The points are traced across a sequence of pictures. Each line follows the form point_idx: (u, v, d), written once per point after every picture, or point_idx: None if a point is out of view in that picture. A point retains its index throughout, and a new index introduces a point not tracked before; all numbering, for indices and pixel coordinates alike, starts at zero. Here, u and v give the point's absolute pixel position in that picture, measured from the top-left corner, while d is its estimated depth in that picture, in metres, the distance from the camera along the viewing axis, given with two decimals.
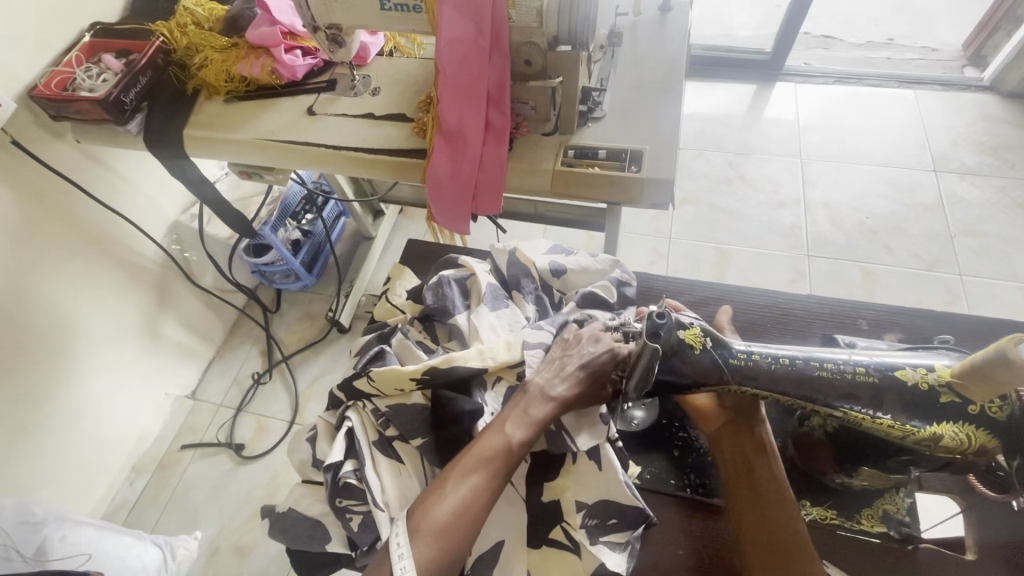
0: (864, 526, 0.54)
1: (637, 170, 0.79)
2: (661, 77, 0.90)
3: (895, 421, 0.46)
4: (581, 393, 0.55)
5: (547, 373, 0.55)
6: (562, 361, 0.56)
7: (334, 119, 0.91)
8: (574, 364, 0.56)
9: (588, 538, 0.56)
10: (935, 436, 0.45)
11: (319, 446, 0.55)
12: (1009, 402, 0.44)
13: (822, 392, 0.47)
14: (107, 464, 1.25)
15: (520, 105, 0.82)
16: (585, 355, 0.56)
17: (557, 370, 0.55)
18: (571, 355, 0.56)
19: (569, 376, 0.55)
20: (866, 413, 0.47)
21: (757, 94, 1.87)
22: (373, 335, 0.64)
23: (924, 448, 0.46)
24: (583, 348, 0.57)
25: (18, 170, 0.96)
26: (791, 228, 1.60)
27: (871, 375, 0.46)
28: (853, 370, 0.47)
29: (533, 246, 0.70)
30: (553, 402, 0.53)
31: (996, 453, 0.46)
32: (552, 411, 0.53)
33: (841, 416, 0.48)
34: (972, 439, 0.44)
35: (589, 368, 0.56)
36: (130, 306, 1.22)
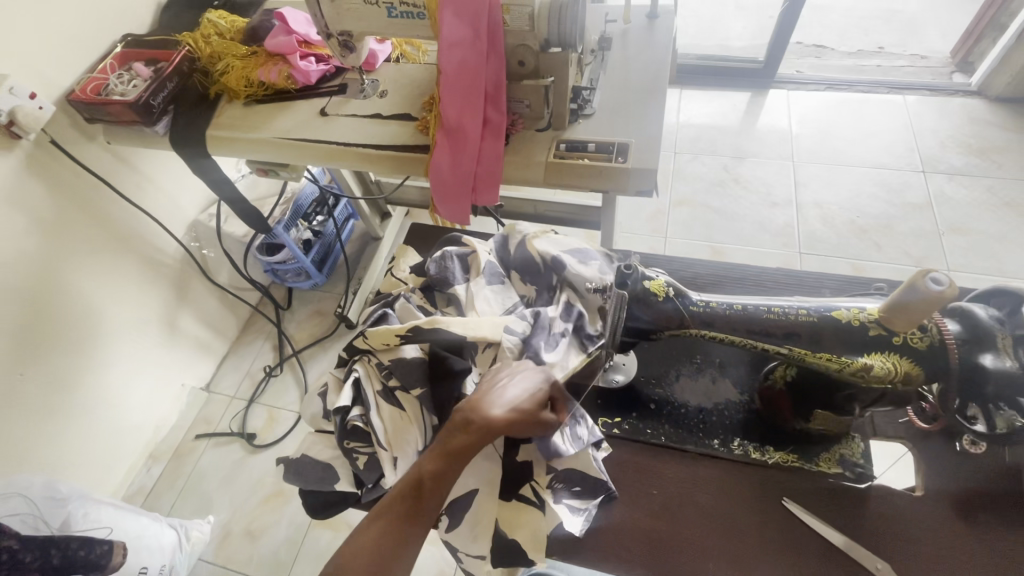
0: (822, 468, 0.58)
1: (624, 161, 0.86)
2: (649, 78, 0.97)
3: (832, 354, 0.52)
4: (509, 420, 0.52)
5: (472, 401, 0.53)
6: (491, 388, 0.54)
7: (346, 119, 0.98)
8: (502, 392, 0.54)
9: (552, 497, 0.57)
10: (866, 365, 0.50)
11: (328, 397, 0.61)
12: (929, 333, 0.49)
13: (770, 332, 0.53)
14: (127, 450, 1.32)
15: (516, 104, 0.89)
16: (517, 383, 0.55)
17: (483, 397, 0.53)
18: (502, 379, 0.55)
19: (494, 403, 0.53)
20: (807, 349, 0.53)
21: (751, 101, 1.93)
22: (378, 304, 0.70)
23: (858, 378, 0.52)
24: (517, 373, 0.56)
25: (55, 168, 1.04)
26: (784, 227, 1.65)
27: (812, 316, 0.52)
28: (797, 312, 0.53)
29: (552, 237, 0.71)
30: (473, 431, 0.51)
31: (923, 383, 0.51)
32: (472, 442, 0.51)
33: (786, 354, 0.54)
34: (898, 368, 0.50)
35: (519, 394, 0.54)
36: (150, 298, 1.29)
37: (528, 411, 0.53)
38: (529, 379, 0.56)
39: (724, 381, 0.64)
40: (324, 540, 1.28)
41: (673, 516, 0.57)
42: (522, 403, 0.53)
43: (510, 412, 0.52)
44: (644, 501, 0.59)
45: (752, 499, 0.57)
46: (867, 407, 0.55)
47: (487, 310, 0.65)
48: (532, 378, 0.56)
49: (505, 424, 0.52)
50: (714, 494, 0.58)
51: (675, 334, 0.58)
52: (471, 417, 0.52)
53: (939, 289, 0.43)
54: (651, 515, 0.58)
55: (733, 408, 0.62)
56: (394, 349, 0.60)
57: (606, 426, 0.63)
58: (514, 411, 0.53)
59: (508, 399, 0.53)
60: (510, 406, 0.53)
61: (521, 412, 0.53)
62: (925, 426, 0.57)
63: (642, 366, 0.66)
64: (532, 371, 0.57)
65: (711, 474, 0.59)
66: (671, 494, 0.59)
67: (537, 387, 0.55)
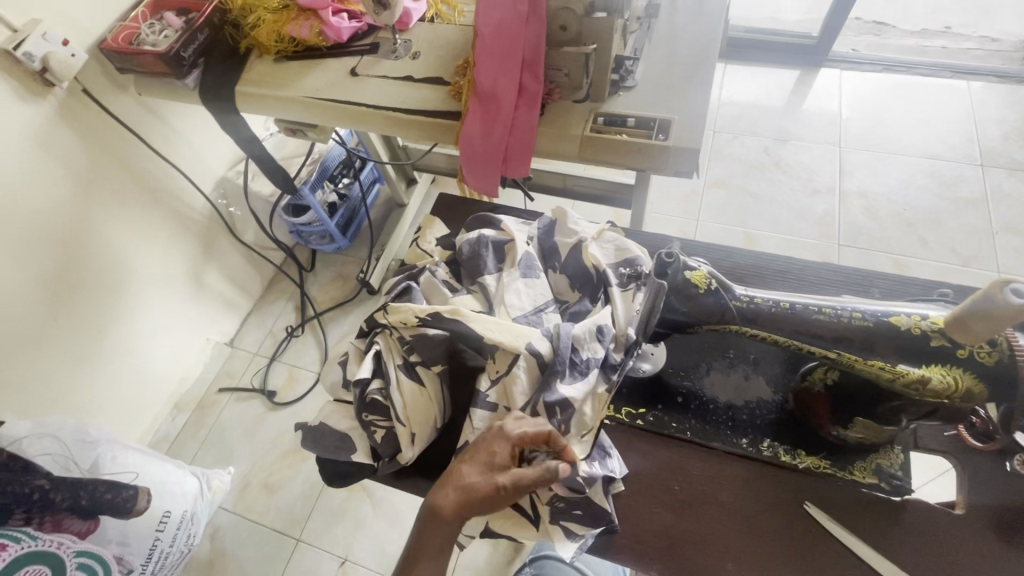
0: (857, 477, 0.56)
1: (664, 138, 0.81)
2: (698, 51, 0.91)
3: (886, 363, 0.49)
4: (465, 504, 0.49)
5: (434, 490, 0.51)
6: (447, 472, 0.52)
7: (376, 80, 0.95)
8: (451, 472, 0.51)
9: (558, 510, 0.54)
10: (922, 377, 0.48)
11: (349, 368, 0.61)
12: (999, 348, 0.45)
13: (815, 332, 0.51)
14: (153, 398, 1.36)
15: (554, 72, 0.84)
16: (477, 458, 0.51)
17: (440, 483, 0.51)
18: (466, 457, 0.52)
19: (442, 487, 0.50)
20: (858, 355, 0.50)
21: (799, 80, 1.82)
22: (402, 275, 0.69)
23: (913, 392, 0.49)
24: (480, 446, 0.52)
25: (86, 118, 1.03)
26: (824, 217, 1.57)
27: (866, 320, 0.49)
28: (850, 315, 0.50)
29: (611, 244, 0.67)
30: (432, 520, 0.49)
31: (985, 400, 0.47)
32: (434, 530, 0.49)
33: (836, 358, 0.51)
34: (960, 383, 0.47)
35: (475, 472, 0.50)
36: (177, 251, 1.30)
37: (479, 484, 0.49)
38: (482, 447, 0.51)
39: (758, 378, 0.61)
40: (338, 498, 1.31)
41: (692, 513, 0.56)
42: (471, 476, 0.50)
43: (460, 491, 0.49)
44: (661, 493, 0.57)
45: (779, 500, 0.56)
46: (916, 419, 0.52)
47: (517, 304, 0.62)
48: (484, 443, 0.52)
49: (459, 506, 0.49)
50: (734, 491, 0.56)
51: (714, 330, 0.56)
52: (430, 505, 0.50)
53: (1017, 302, 0.41)
54: (669, 510, 0.56)
55: (766, 408, 0.60)
56: (412, 328, 0.58)
57: (628, 416, 0.61)
58: (464, 489, 0.49)
59: (455, 477, 0.50)
60: (457, 486, 0.49)
61: (476, 491, 0.49)
62: (975, 446, 0.56)
63: (672, 356, 0.63)
64: (487, 437, 0.52)
65: (739, 473, 0.57)
66: (694, 489, 0.57)
67: (489, 453, 0.51)
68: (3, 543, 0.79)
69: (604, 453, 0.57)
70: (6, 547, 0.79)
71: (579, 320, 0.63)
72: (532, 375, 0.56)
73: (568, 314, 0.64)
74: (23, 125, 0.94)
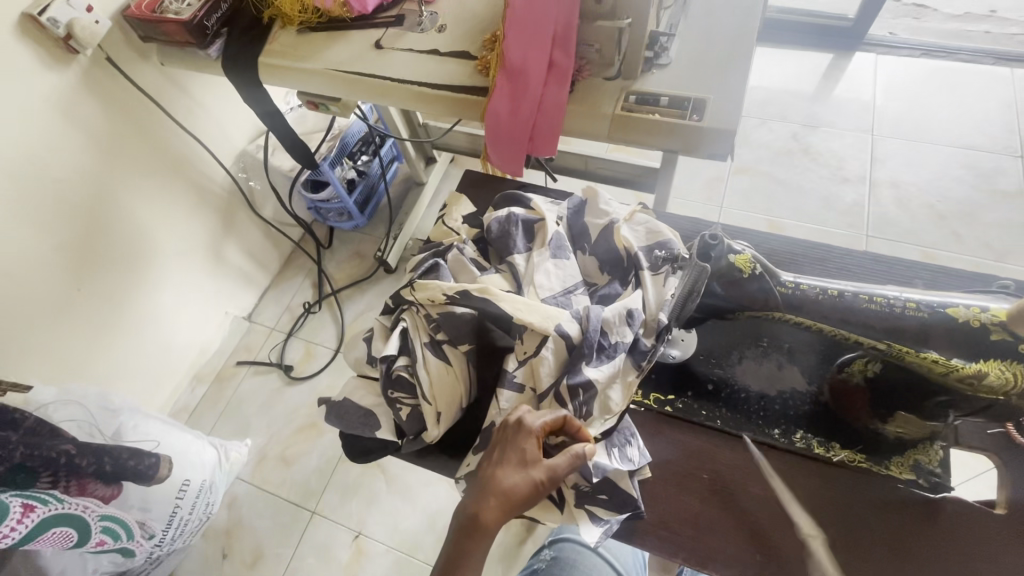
0: (893, 472, 0.55)
1: (698, 119, 0.78)
2: (736, 28, 0.87)
3: (939, 356, 0.48)
4: (510, 508, 0.47)
5: (469, 501, 0.48)
6: (478, 477, 0.49)
7: (401, 54, 0.93)
8: (486, 479, 0.48)
9: (580, 494, 0.54)
10: (978, 372, 0.47)
11: (374, 344, 0.61)
12: None
13: (873, 323, 0.51)
14: (172, 369, 1.38)
15: (585, 47, 0.82)
16: (511, 460, 0.49)
17: (476, 492, 0.48)
18: (496, 461, 0.50)
19: (480, 497, 0.48)
20: (911, 348, 0.50)
21: (832, 65, 1.76)
22: (429, 253, 0.68)
23: (963, 388, 0.48)
24: (507, 446, 0.50)
25: (109, 86, 1.02)
26: (853, 207, 1.53)
27: (921, 311, 0.49)
28: (905, 305, 0.50)
29: (644, 225, 0.65)
30: (477, 533, 0.46)
31: None
32: (478, 543, 0.46)
33: (885, 350, 0.51)
34: (1017, 379, 0.46)
35: (513, 475, 0.48)
36: (197, 224, 1.30)
37: (519, 485, 0.48)
38: (510, 447, 0.50)
39: (792, 368, 0.59)
40: (353, 473, 1.32)
41: (722, 503, 0.55)
42: (509, 480, 0.48)
43: (501, 498, 0.47)
44: (689, 481, 0.57)
45: (811, 493, 0.55)
46: (962, 416, 0.51)
47: (545, 285, 0.60)
48: (512, 442, 0.50)
49: (502, 512, 0.47)
50: (765, 482, 0.56)
51: (754, 316, 0.57)
52: (471, 517, 0.47)
53: None
54: (698, 498, 0.56)
55: (799, 399, 0.58)
56: (440, 306, 0.58)
57: (656, 403, 0.60)
58: (506, 495, 0.47)
59: (492, 484, 0.48)
60: (497, 493, 0.47)
61: (520, 495, 0.47)
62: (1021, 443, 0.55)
63: (704, 345, 0.62)
64: (511, 435, 0.51)
65: (770, 464, 0.56)
66: (725, 478, 0.56)
67: (520, 451, 0.49)
68: (32, 506, 0.80)
69: (625, 441, 0.57)
70: (35, 509, 0.80)
71: (609, 303, 0.61)
72: (558, 358, 0.55)
73: (597, 297, 0.62)
74: (47, 92, 0.93)
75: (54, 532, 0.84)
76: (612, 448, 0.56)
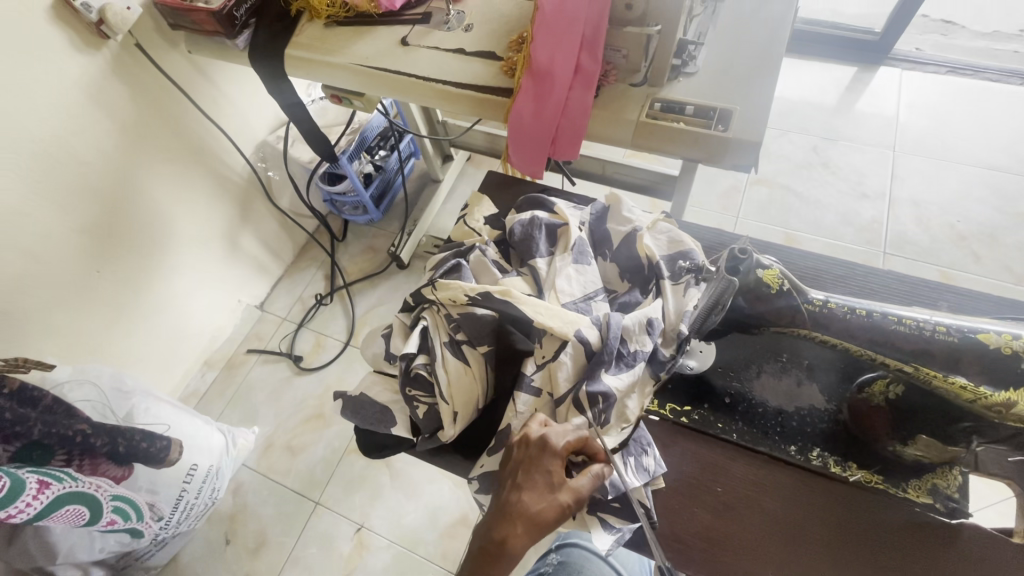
0: (910, 495, 0.54)
1: (723, 129, 0.78)
2: (764, 40, 0.87)
3: (967, 382, 0.49)
4: (535, 535, 0.48)
5: (494, 528, 0.48)
6: (504, 500, 0.49)
7: (427, 52, 0.93)
8: (512, 501, 0.48)
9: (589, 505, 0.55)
10: (1007, 401, 0.47)
11: (393, 340, 0.62)
12: None
13: (898, 344, 0.51)
14: (185, 353, 1.39)
15: (612, 52, 0.82)
16: (537, 485, 0.49)
17: (501, 520, 0.48)
18: (520, 484, 0.49)
19: (504, 523, 0.47)
20: (938, 372, 0.50)
21: (856, 78, 1.74)
22: (450, 253, 0.71)
23: (991, 414, 0.49)
24: (532, 468, 0.50)
25: (136, 72, 1.03)
26: (871, 224, 1.51)
27: (951, 335, 0.50)
28: (934, 328, 0.50)
29: (663, 235, 0.65)
30: (501, 560, 0.47)
31: None
32: (504, 568, 0.47)
33: (910, 372, 0.52)
34: None
35: (539, 500, 0.48)
36: (215, 212, 1.32)
37: (547, 510, 0.48)
38: (535, 470, 0.49)
39: (811, 385, 0.59)
40: (358, 466, 1.33)
41: (734, 516, 0.55)
42: (536, 505, 0.48)
43: (529, 524, 0.47)
44: (703, 493, 0.56)
45: (824, 511, 0.55)
46: (985, 443, 0.52)
47: (567, 290, 0.61)
48: (540, 463, 0.50)
49: (529, 538, 0.47)
50: (780, 497, 0.56)
51: (781, 331, 0.57)
52: (497, 544, 0.47)
53: None
54: (712, 511, 0.56)
55: (817, 417, 0.58)
56: (462, 307, 0.58)
57: (672, 413, 0.60)
58: (534, 521, 0.47)
59: (519, 509, 0.48)
60: (524, 519, 0.47)
61: (547, 521, 0.48)
62: None
63: (723, 357, 0.62)
64: (538, 455, 0.50)
65: (786, 481, 0.56)
66: (739, 493, 0.56)
67: (546, 474, 0.49)
68: (47, 483, 0.79)
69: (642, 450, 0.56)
70: (49, 487, 0.79)
71: (628, 311, 0.62)
72: (576, 364, 0.55)
73: (617, 304, 0.63)
74: (77, 76, 0.94)
75: (66, 510, 0.84)
76: (627, 458, 0.55)
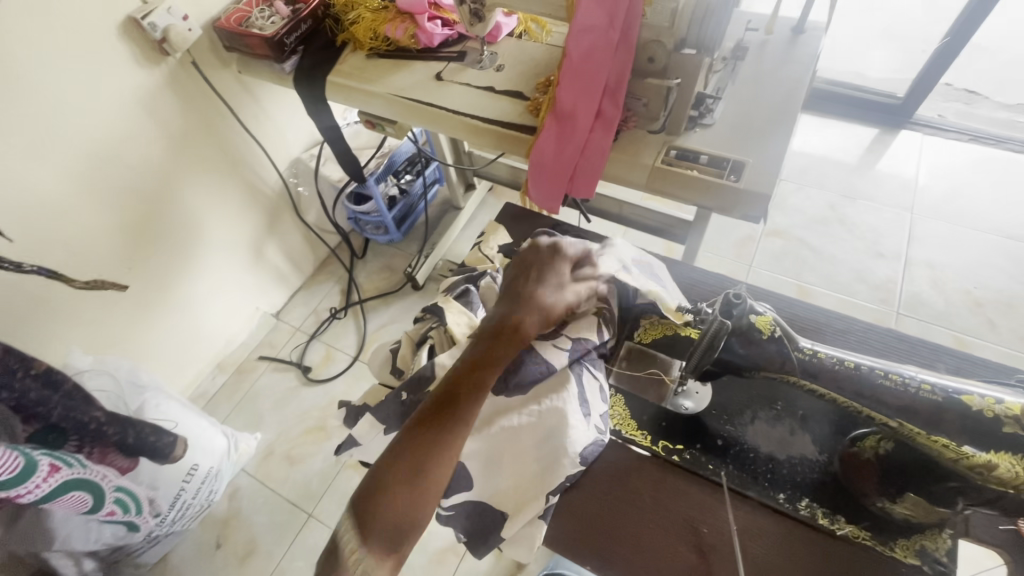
0: (897, 554, 0.54)
1: (736, 180, 0.81)
2: (781, 98, 0.90)
3: (950, 441, 0.49)
4: (542, 318, 0.60)
5: (529, 313, 0.59)
6: (494, 327, 0.59)
7: (457, 87, 0.99)
8: (498, 332, 0.58)
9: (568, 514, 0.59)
10: (989, 463, 0.46)
11: (400, 355, 0.68)
12: None
13: (881, 399, 0.52)
14: (200, 354, 1.43)
15: (633, 100, 0.87)
16: (552, 274, 0.62)
17: (524, 305, 0.60)
18: (544, 271, 0.62)
19: (522, 310, 0.59)
20: (922, 430, 0.50)
21: (876, 140, 1.77)
22: (462, 277, 0.74)
23: (975, 476, 0.48)
24: (553, 262, 0.63)
25: (190, 88, 1.11)
26: (885, 283, 1.51)
27: (936, 394, 0.49)
28: (919, 386, 0.50)
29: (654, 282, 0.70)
30: (517, 338, 0.58)
31: None
32: (510, 348, 0.58)
33: (894, 427, 0.52)
34: None
35: (549, 290, 0.61)
36: (246, 221, 1.38)
37: (550, 303, 0.60)
38: (547, 266, 0.63)
39: (804, 435, 0.60)
40: (353, 482, 1.34)
41: (720, 560, 0.55)
42: (546, 296, 0.61)
43: (541, 316, 0.60)
44: (689, 532, 0.57)
45: (812, 563, 0.55)
46: (972, 505, 0.50)
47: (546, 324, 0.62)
48: (536, 301, 0.60)
49: (538, 326, 0.60)
50: (767, 545, 0.56)
51: (774, 376, 0.58)
52: (513, 323, 0.59)
53: None
54: (698, 551, 0.56)
55: (808, 466, 0.58)
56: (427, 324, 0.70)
57: (664, 450, 0.61)
58: (545, 313, 0.60)
59: (534, 300, 0.60)
60: (538, 310, 0.60)
61: (554, 309, 0.61)
62: None
63: (718, 399, 0.64)
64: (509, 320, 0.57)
65: (772, 528, 0.57)
66: (725, 536, 0.57)
67: (550, 272, 0.63)
68: (58, 466, 0.82)
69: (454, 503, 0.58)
70: (60, 470, 0.82)
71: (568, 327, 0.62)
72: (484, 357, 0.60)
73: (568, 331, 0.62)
74: (136, 87, 1.01)
75: (69, 496, 0.86)
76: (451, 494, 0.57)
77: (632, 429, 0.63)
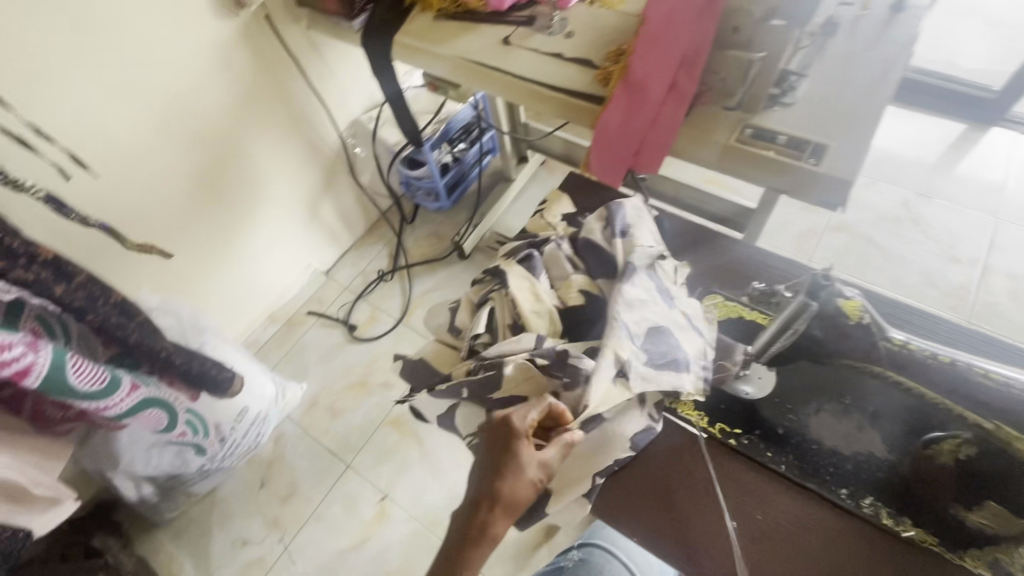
0: (966, 563, 0.53)
1: (815, 164, 0.77)
2: (872, 79, 0.84)
3: None
4: (508, 515, 0.52)
5: (491, 518, 0.51)
6: (460, 524, 0.52)
7: (525, 52, 0.97)
8: (466, 533, 0.51)
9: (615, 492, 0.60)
10: None
11: (459, 315, 0.70)
12: None
13: (975, 397, 0.51)
14: (253, 304, 1.50)
15: (711, 75, 0.82)
16: (513, 460, 0.53)
17: (488, 499, 0.52)
18: (505, 454, 0.53)
19: (483, 508, 0.52)
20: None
21: (963, 136, 1.64)
22: (523, 242, 0.76)
23: None
24: (516, 430, 0.54)
25: (260, 41, 1.13)
26: (957, 289, 1.42)
27: None
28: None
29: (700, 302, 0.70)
30: (485, 540, 0.51)
31: None
32: (484, 551, 0.51)
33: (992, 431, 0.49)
34: None
35: (511, 478, 0.53)
36: (303, 179, 1.41)
37: (517, 489, 0.52)
38: (506, 450, 0.54)
39: (873, 433, 0.57)
40: (390, 439, 1.38)
41: (772, 548, 0.56)
42: (510, 488, 0.52)
43: (505, 507, 0.52)
44: (742, 518, 0.57)
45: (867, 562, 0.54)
46: None
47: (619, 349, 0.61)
48: (501, 491, 0.52)
49: (507, 520, 0.52)
50: (821, 538, 0.56)
51: (858, 368, 0.57)
52: (480, 526, 0.51)
53: None
54: (751, 537, 0.56)
55: (875, 465, 0.56)
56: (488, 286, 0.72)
57: (721, 433, 0.61)
58: (509, 503, 0.52)
59: (496, 495, 0.52)
60: (502, 504, 0.52)
61: (520, 498, 0.52)
62: None
63: (781, 390, 0.61)
64: (497, 493, 0.52)
65: (828, 520, 0.56)
66: (779, 525, 0.57)
67: (511, 454, 0.53)
68: (138, 385, 0.89)
69: None
70: (139, 388, 0.89)
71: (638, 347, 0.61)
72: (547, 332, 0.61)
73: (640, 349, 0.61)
74: (212, 37, 1.04)
75: (148, 412, 0.93)
76: None
77: (688, 409, 0.62)
